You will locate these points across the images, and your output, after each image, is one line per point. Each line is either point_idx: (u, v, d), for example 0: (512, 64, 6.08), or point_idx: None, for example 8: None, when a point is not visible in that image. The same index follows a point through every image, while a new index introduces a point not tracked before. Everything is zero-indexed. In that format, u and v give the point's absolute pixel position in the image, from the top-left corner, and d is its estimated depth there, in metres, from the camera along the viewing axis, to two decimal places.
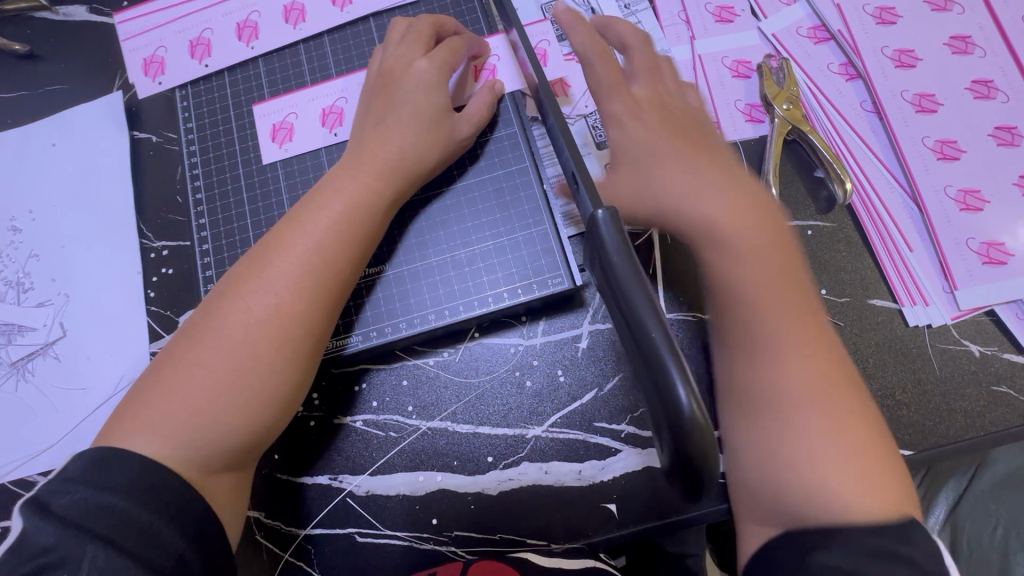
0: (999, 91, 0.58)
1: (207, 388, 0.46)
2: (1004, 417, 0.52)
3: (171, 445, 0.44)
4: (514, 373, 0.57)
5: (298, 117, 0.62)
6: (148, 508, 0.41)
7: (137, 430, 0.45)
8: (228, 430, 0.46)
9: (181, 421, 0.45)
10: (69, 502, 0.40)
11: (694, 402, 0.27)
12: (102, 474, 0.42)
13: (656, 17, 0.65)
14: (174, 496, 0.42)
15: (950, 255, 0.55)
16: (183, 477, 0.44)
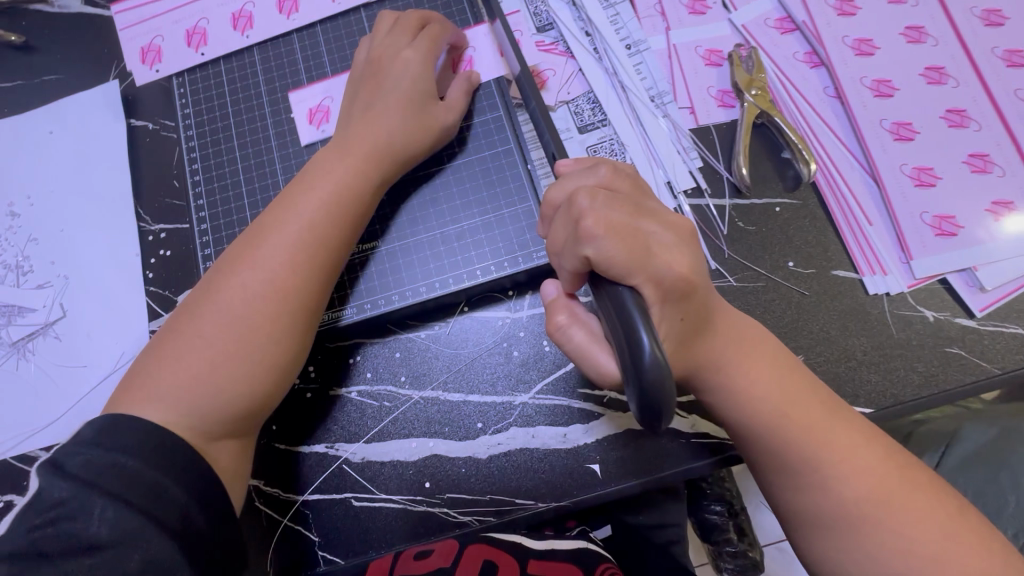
0: (950, 77, 0.62)
1: (205, 358, 0.48)
2: (957, 376, 0.56)
3: (175, 410, 0.47)
4: (501, 344, 0.60)
5: (333, 101, 0.65)
6: (154, 467, 0.43)
7: (144, 399, 0.47)
8: (224, 399, 0.48)
9: (181, 390, 0.48)
10: (83, 463, 0.42)
11: (655, 346, 0.32)
12: (114, 436, 0.44)
13: (633, 9, 0.68)
14: (177, 456, 0.45)
15: (906, 228, 0.59)
16: (185, 440, 0.46)
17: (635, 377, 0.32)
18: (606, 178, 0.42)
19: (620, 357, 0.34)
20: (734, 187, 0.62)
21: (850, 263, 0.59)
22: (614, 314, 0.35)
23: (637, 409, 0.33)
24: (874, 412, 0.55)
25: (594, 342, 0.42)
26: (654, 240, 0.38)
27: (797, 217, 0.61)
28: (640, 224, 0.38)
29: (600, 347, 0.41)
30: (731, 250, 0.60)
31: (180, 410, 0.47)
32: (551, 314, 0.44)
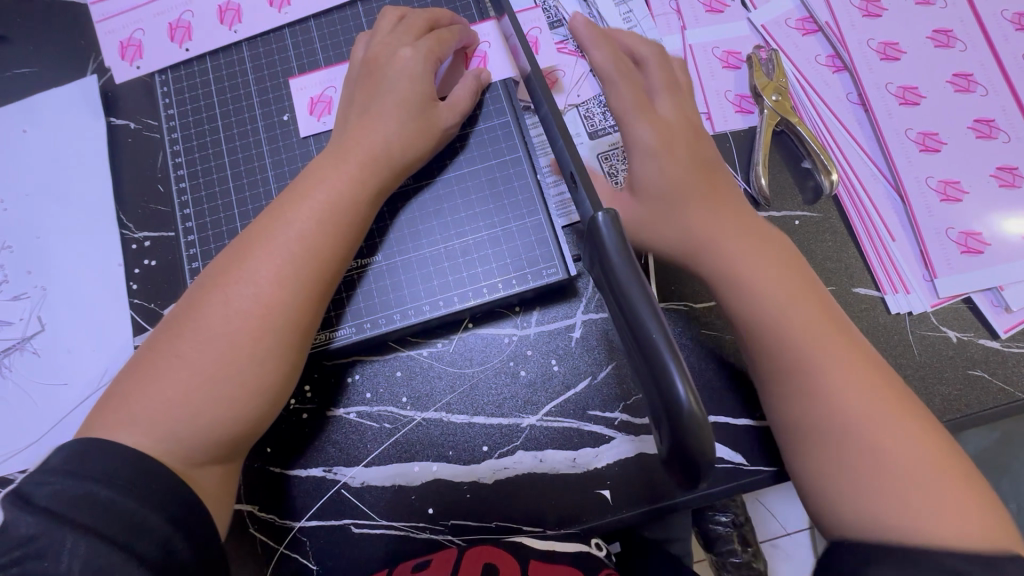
0: (979, 85, 0.60)
1: (189, 381, 0.45)
2: (978, 400, 0.54)
3: (156, 437, 0.44)
4: (508, 364, 0.57)
5: (337, 91, 0.61)
6: (131, 496, 0.40)
7: (122, 424, 0.44)
8: (215, 424, 0.45)
9: (165, 415, 0.44)
10: (51, 495, 0.39)
11: (690, 394, 0.29)
12: (86, 464, 0.41)
13: (648, 6, 0.64)
14: (156, 483, 0.42)
15: (930, 244, 0.57)
16: (169, 467, 0.43)
17: (671, 427, 0.30)
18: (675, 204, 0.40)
19: (651, 400, 0.32)
20: (752, 199, 0.59)
21: (872, 281, 0.57)
22: (636, 354, 0.32)
23: (671, 457, 0.31)
24: None
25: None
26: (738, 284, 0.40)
27: (817, 232, 0.58)
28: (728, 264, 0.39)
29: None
30: None
31: (158, 436, 0.44)
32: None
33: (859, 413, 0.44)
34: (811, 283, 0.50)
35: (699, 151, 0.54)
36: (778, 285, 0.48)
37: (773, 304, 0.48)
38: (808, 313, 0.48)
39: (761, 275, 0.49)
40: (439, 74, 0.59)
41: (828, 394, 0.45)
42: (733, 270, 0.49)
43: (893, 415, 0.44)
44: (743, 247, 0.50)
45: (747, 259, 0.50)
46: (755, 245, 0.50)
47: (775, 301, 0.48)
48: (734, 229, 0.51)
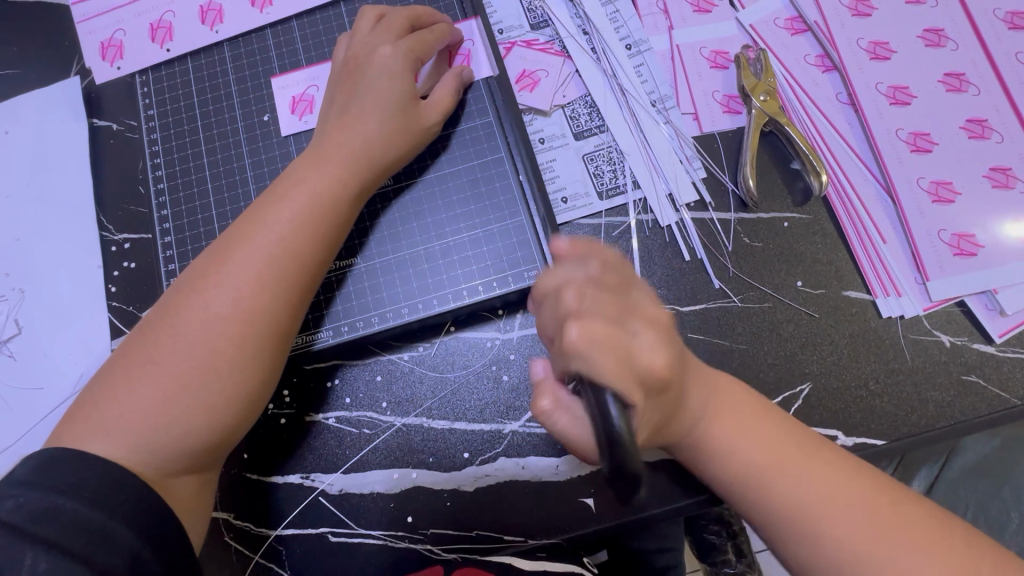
0: (970, 84, 0.59)
1: (162, 387, 0.44)
2: (972, 406, 0.52)
3: (127, 445, 0.43)
4: (490, 368, 0.56)
5: (319, 91, 0.60)
6: (97, 507, 0.39)
7: (92, 430, 0.43)
8: (187, 431, 0.44)
9: (138, 421, 0.43)
10: (14, 508, 0.38)
11: (622, 421, 0.29)
12: (51, 472, 0.40)
13: (634, 6, 0.64)
14: (126, 492, 0.41)
15: (922, 246, 0.56)
16: (140, 476, 0.42)
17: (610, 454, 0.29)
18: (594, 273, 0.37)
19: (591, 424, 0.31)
20: (739, 201, 0.58)
21: (862, 284, 0.55)
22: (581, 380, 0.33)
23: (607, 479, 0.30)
24: (884, 444, 0.52)
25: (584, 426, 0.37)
26: (635, 344, 0.33)
27: (806, 234, 0.57)
28: (624, 333, 0.33)
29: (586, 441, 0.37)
30: (735, 268, 0.56)
31: (130, 442, 0.43)
32: (534, 395, 0.37)
33: (862, 529, 0.39)
34: (765, 406, 0.45)
35: (643, 307, 0.37)
36: (742, 428, 0.43)
37: (755, 463, 0.42)
38: (786, 454, 0.42)
39: (744, 444, 0.43)
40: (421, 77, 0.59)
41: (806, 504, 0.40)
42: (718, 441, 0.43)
43: (892, 518, 0.39)
44: (713, 409, 0.43)
45: (724, 424, 0.43)
46: (721, 400, 0.44)
47: (753, 456, 0.42)
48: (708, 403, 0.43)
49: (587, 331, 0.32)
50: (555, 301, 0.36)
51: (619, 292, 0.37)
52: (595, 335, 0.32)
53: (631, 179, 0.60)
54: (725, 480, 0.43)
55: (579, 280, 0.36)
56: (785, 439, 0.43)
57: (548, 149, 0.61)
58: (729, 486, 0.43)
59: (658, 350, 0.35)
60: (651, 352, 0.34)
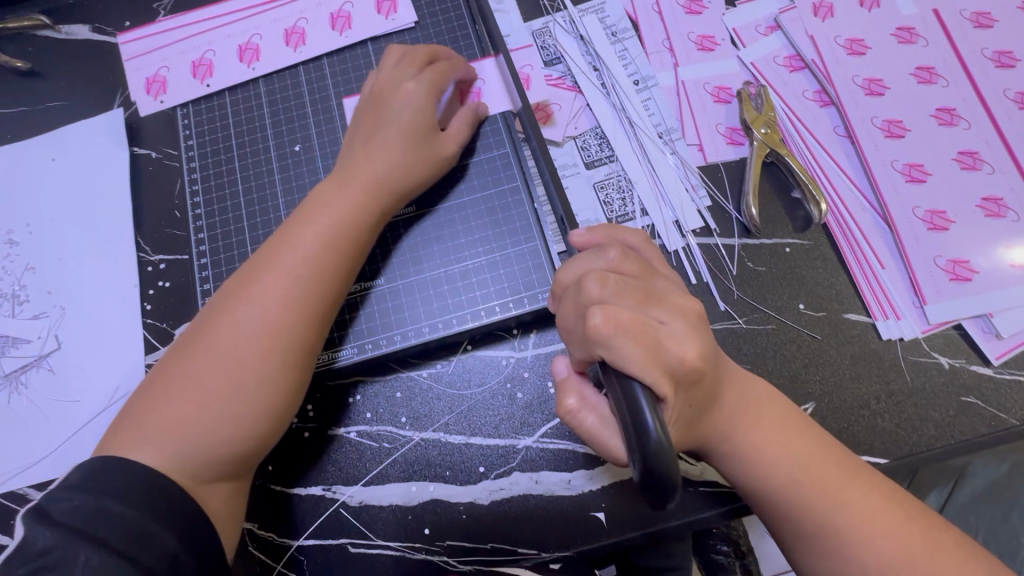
0: (961, 119, 0.62)
1: (199, 401, 0.47)
2: (972, 427, 0.54)
3: (164, 456, 0.45)
4: (505, 385, 0.58)
5: None
6: (144, 512, 0.41)
7: (134, 440, 0.46)
8: (219, 443, 0.46)
9: (174, 432, 0.46)
10: (68, 509, 0.40)
11: (655, 419, 0.32)
12: (100, 479, 0.42)
13: (642, 45, 0.68)
14: (170, 497, 0.43)
15: (919, 271, 0.58)
16: (177, 482, 0.45)
17: (640, 455, 0.32)
18: (614, 263, 0.42)
19: (619, 418, 0.35)
20: (743, 227, 0.61)
21: (862, 307, 0.58)
22: (609, 374, 0.37)
23: (639, 486, 0.33)
24: (887, 463, 0.54)
25: (606, 426, 0.41)
26: (661, 327, 0.38)
27: (808, 258, 0.60)
28: (648, 318, 0.38)
29: (612, 435, 0.41)
30: (740, 290, 0.59)
31: (167, 453, 0.45)
32: (562, 395, 0.43)
33: (880, 543, 0.42)
34: (801, 418, 0.47)
35: (671, 298, 0.41)
36: (773, 440, 0.45)
37: (792, 476, 0.44)
38: (819, 467, 0.44)
39: (782, 455, 0.44)
40: (478, 91, 0.64)
41: (830, 518, 0.43)
42: (750, 449, 0.44)
43: (909, 533, 0.42)
44: (749, 418, 0.45)
45: (759, 435, 0.45)
46: (757, 409, 0.45)
47: (791, 468, 0.44)
48: (744, 412, 0.45)
49: (613, 318, 0.37)
50: (577, 293, 0.41)
51: (642, 282, 0.41)
52: (622, 323, 0.37)
53: (640, 206, 0.63)
54: (762, 491, 0.44)
55: (602, 270, 0.41)
56: (814, 452, 0.45)
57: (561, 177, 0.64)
58: (763, 498, 0.45)
59: (688, 344, 0.38)
60: (680, 336, 0.39)
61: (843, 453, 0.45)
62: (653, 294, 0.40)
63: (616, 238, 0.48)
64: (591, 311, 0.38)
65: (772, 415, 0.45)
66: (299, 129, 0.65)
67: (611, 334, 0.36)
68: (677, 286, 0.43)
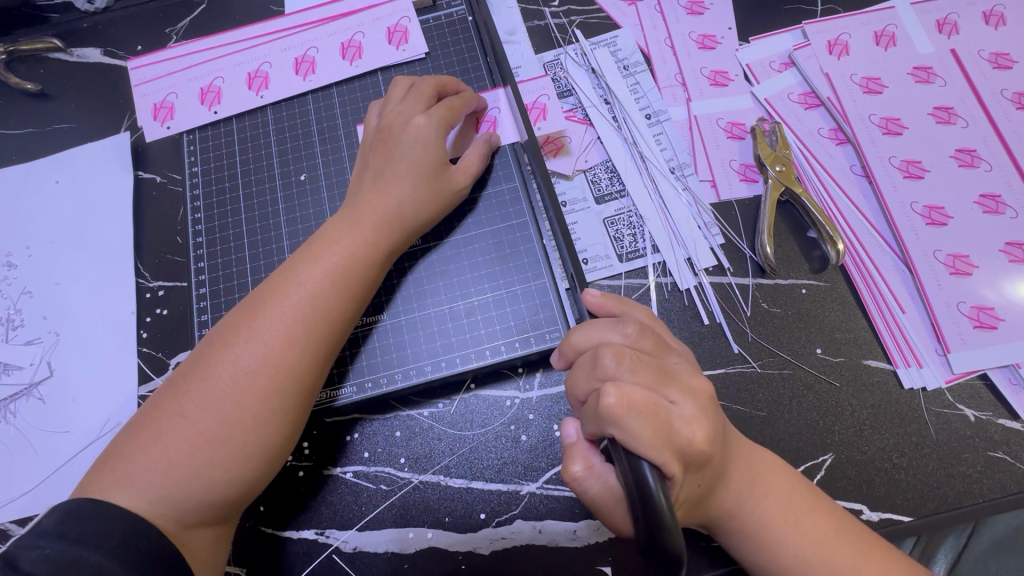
0: (982, 161, 0.60)
1: (190, 442, 0.44)
2: (1001, 484, 0.51)
3: (150, 496, 0.42)
4: (509, 428, 0.56)
5: None
6: (123, 564, 0.38)
7: (118, 483, 0.43)
8: (209, 485, 0.44)
9: (161, 475, 0.43)
10: (37, 559, 0.37)
11: (661, 492, 0.31)
12: (78, 525, 0.39)
13: (654, 79, 0.67)
14: (149, 546, 0.40)
15: (942, 318, 0.56)
16: (161, 530, 0.42)
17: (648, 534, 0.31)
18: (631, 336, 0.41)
19: (624, 488, 0.34)
20: (757, 267, 0.59)
21: (883, 353, 0.56)
22: (616, 447, 0.36)
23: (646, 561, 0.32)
24: (911, 521, 0.51)
25: (610, 496, 0.40)
26: (672, 408, 0.37)
27: (825, 301, 0.58)
28: (660, 398, 0.37)
29: (618, 505, 0.40)
30: (754, 332, 0.57)
31: (153, 497, 0.43)
32: (568, 460, 0.41)
33: None
34: (812, 493, 0.44)
35: (683, 376, 0.40)
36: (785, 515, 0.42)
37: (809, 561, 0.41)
38: (834, 549, 0.41)
39: (792, 534, 0.42)
40: (494, 119, 0.63)
41: None
42: (760, 525, 0.42)
43: None
44: (760, 493, 0.43)
45: (769, 511, 0.42)
46: (771, 486, 0.43)
47: (806, 549, 0.41)
48: (752, 487, 0.43)
49: (627, 396, 0.36)
50: (592, 364, 0.39)
51: (657, 359, 0.40)
52: (635, 401, 0.36)
53: (651, 243, 0.61)
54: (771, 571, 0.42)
55: (617, 343, 0.40)
56: (831, 530, 0.42)
57: (570, 212, 0.63)
58: None
59: (697, 427, 0.37)
60: (691, 417, 0.37)
61: (859, 528, 0.43)
62: (665, 370, 0.39)
63: (628, 312, 0.47)
64: (603, 387, 0.36)
65: (784, 489, 0.43)
66: (304, 157, 0.64)
67: (622, 414, 0.35)
68: (690, 365, 0.42)
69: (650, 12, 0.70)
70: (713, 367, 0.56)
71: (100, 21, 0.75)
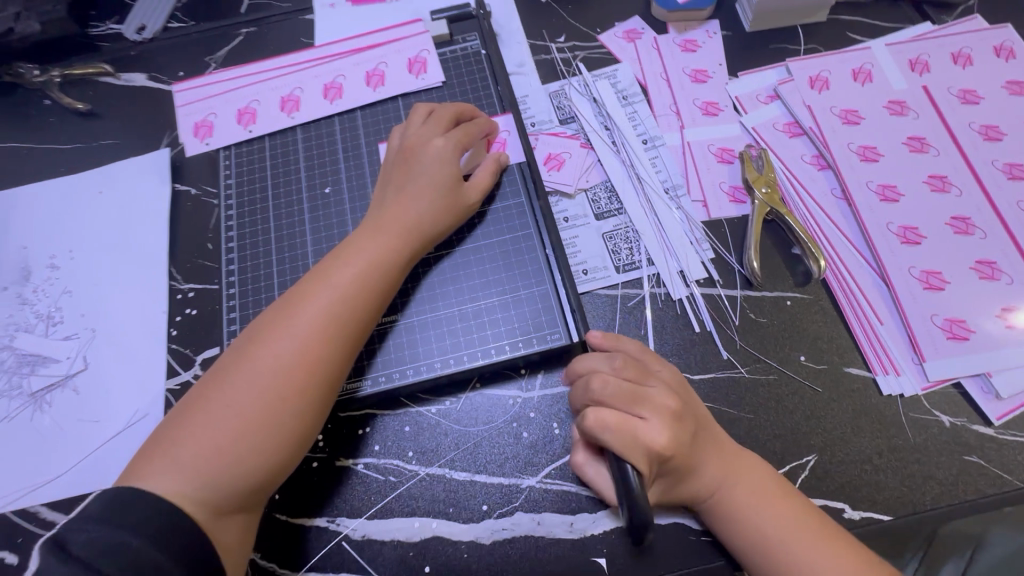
0: (953, 186, 0.65)
1: (227, 432, 0.48)
2: (976, 486, 0.54)
3: (192, 481, 0.46)
4: (511, 424, 0.60)
5: None
6: (163, 551, 0.42)
7: (161, 469, 0.47)
8: (244, 471, 0.48)
9: (200, 462, 0.47)
10: (85, 542, 0.41)
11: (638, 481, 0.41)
12: (121, 510, 0.43)
13: (650, 108, 0.73)
14: (185, 533, 0.44)
15: (917, 329, 0.60)
16: (195, 517, 0.45)
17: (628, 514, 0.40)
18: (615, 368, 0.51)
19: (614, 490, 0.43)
20: (745, 279, 0.64)
21: (862, 361, 0.60)
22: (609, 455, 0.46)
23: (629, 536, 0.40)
24: (891, 520, 0.53)
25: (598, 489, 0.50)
26: (642, 426, 0.47)
27: (809, 312, 0.62)
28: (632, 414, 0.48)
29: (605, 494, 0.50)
30: (742, 340, 0.61)
31: (191, 484, 0.46)
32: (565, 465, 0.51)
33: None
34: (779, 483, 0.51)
35: (656, 399, 0.49)
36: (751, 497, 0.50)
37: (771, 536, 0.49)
38: (782, 524, 0.49)
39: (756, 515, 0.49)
40: (503, 141, 0.69)
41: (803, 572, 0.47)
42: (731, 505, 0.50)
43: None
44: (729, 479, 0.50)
45: (741, 497, 0.50)
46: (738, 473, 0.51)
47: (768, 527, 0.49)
48: (723, 473, 0.50)
49: (607, 415, 0.47)
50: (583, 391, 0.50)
51: (635, 385, 0.49)
52: (609, 417, 0.47)
53: (646, 256, 0.66)
54: (730, 537, 0.50)
55: (604, 373, 0.51)
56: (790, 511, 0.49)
57: (571, 227, 0.68)
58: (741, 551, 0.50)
59: (662, 433, 0.47)
60: (656, 432, 0.47)
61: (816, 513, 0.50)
62: (643, 393, 0.49)
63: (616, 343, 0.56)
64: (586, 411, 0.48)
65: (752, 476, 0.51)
66: (329, 172, 0.70)
67: (598, 428, 0.47)
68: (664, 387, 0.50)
69: (648, 49, 0.77)
70: (703, 371, 0.60)
71: (147, 49, 0.83)
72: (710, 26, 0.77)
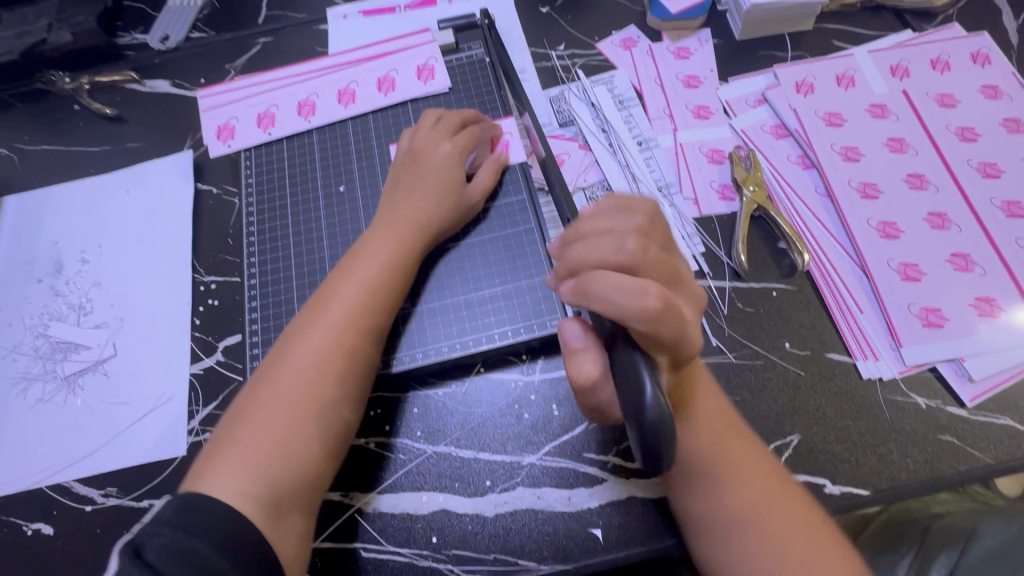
0: (930, 184, 0.69)
1: (278, 429, 0.51)
2: (950, 463, 0.58)
3: (254, 482, 0.49)
4: (513, 406, 0.64)
5: None
6: (223, 549, 0.43)
7: (219, 476, 0.49)
8: (299, 464, 0.51)
9: (258, 463, 0.50)
10: (158, 550, 0.42)
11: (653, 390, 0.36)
12: (186, 515, 0.44)
13: (645, 111, 0.78)
14: (252, 539, 0.45)
15: (894, 317, 0.63)
16: (259, 518, 0.47)
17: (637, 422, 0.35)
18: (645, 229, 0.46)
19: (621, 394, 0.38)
20: (734, 272, 0.68)
21: (844, 347, 0.63)
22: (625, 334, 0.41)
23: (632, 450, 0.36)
24: (869, 494, 0.57)
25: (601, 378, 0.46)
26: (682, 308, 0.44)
27: (793, 302, 0.66)
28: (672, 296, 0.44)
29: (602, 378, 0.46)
30: (730, 328, 0.65)
31: (252, 487, 0.49)
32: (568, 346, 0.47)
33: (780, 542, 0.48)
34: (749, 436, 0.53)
35: (688, 287, 0.48)
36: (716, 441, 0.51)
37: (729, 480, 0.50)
38: (740, 473, 0.50)
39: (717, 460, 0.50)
40: (506, 142, 0.73)
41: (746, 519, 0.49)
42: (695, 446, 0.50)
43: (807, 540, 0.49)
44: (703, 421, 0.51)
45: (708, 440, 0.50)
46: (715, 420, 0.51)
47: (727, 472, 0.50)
48: (723, 459, 0.50)
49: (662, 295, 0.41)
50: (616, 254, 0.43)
51: (667, 261, 0.46)
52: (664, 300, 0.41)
53: None
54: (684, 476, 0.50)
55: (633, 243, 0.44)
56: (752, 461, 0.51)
57: None
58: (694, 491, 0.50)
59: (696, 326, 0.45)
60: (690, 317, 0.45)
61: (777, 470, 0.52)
62: (674, 267, 0.46)
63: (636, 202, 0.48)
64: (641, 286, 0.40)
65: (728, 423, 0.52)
66: (342, 172, 0.75)
67: (659, 316, 0.40)
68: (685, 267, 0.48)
69: (643, 56, 0.81)
70: None
71: (171, 58, 0.88)
72: (702, 34, 0.82)
